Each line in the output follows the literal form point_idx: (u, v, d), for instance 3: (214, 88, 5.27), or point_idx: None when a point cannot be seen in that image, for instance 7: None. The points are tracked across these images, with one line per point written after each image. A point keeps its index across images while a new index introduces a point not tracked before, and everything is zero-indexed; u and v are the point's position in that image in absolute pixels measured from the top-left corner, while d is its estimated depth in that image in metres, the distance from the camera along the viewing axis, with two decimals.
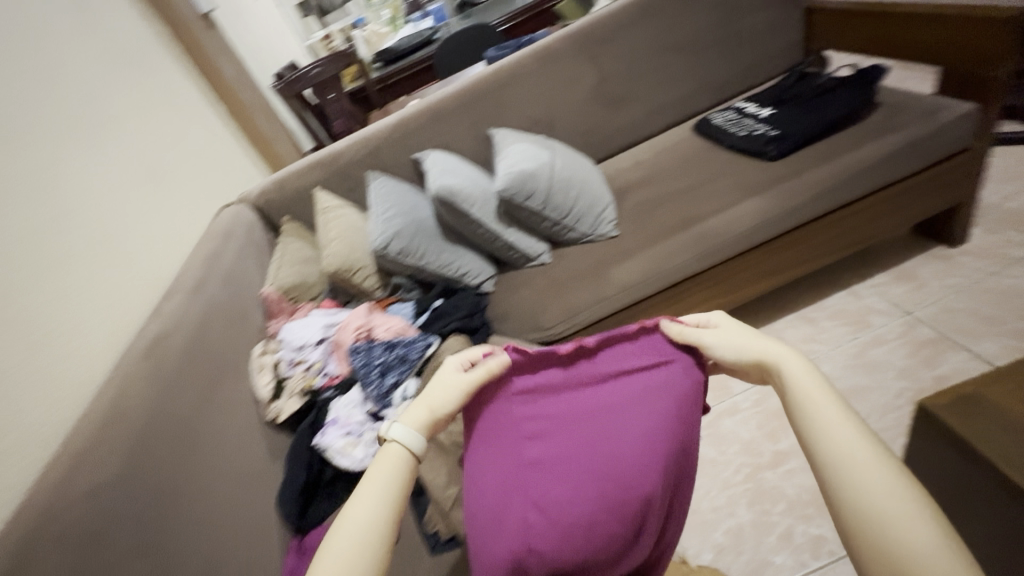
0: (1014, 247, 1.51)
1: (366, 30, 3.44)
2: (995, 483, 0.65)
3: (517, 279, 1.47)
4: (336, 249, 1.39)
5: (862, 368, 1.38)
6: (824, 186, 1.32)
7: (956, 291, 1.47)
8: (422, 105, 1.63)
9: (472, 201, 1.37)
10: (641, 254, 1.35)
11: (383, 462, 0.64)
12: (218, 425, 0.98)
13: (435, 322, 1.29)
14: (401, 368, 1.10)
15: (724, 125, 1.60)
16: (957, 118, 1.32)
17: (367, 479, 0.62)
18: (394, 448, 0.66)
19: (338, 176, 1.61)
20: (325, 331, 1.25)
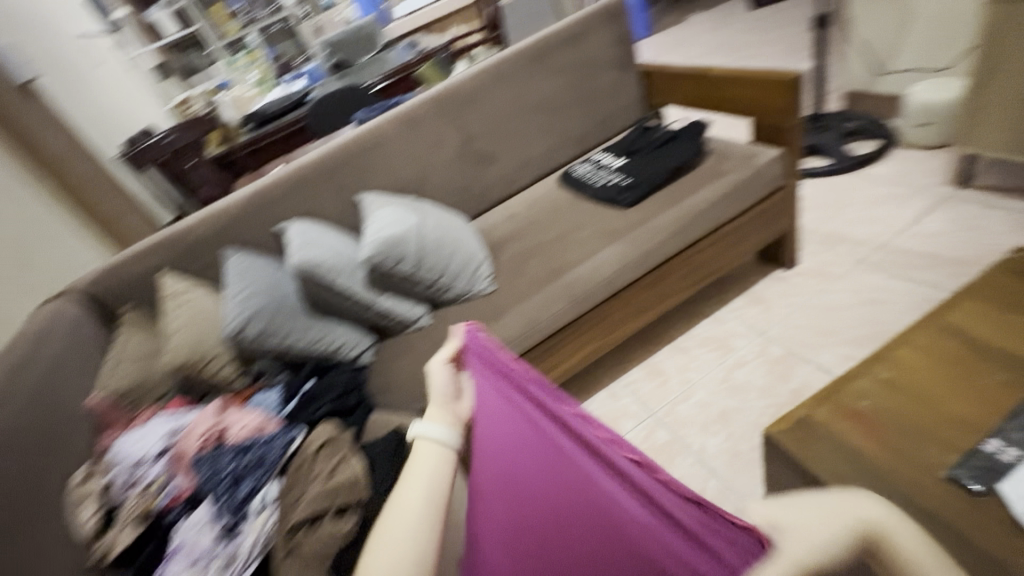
0: (834, 264, 1.74)
1: (231, 93, 3.27)
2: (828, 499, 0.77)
3: (397, 347, 1.41)
4: (181, 340, 1.25)
5: (730, 391, 1.49)
6: (672, 229, 1.44)
7: (797, 309, 1.66)
8: (281, 173, 1.55)
9: (337, 273, 1.31)
10: (518, 308, 1.36)
11: (420, 457, 0.64)
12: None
13: (304, 408, 1.18)
14: (258, 472, 0.98)
15: (585, 176, 1.71)
16: (769, 161, 1.52)
17: (408, 471, 0.62)
18: (424, 444, 0.65)
19: (188, 256, 1.45)
20: (168, 439, 1.06)
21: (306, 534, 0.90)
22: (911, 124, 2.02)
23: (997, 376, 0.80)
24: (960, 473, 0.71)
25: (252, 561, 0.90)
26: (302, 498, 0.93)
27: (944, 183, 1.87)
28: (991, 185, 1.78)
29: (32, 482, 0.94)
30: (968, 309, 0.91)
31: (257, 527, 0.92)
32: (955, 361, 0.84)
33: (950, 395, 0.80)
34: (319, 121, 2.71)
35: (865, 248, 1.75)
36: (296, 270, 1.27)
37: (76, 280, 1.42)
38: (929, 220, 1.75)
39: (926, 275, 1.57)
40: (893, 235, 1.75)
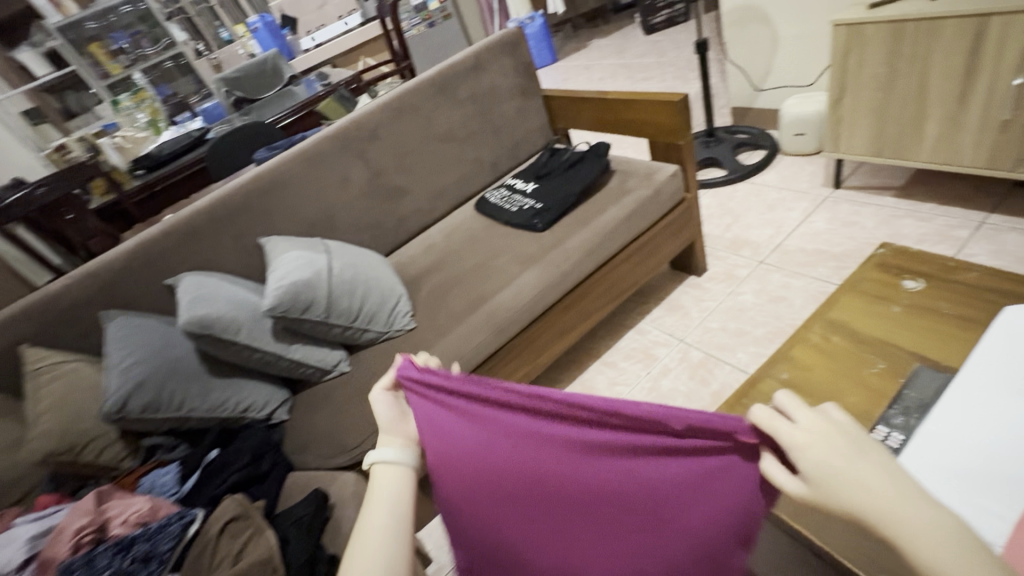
0: (739, 268, 1.86)
1: (116, 136, 2.99)
2: None
3: (314, 399, 1.31)
4: (48, 424, 1.08)
5: (658, 400, 1.53)
6: (586, 248, 1.47)
7: (711, 313, 1.74)
8: (167, 223, 1.42)
9: (236, 327, 1.20)
10: (440, 343, 1.32)
11: (378, 483, 0.62)
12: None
13: (206, 484, 1.06)
14: (146, 570, 0.83)
15: (498, 203, 1.72)
16: (668, 177, 1.61)
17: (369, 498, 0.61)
18: (380, 468, 0.64)
19: (58, 323, 1.28)
20: (31, 545, 0.90)
21: None
22: (790, 134, 2.23)
23: (878, 366, 0.87)
24: None
25: None
26: None
27: (823, 186, 2.06)
28: (860, 184, 1.99)
29: None
30: (849, 305, 0.98)
31: None
32: (843, 355, 0.90)
33: (842, 388, 0.85)
34: (220, 161, 2.55)
35: (764, 250, 1.88)
36: (186, 329, 1.15)
37: None
38: (814, 220, 1.92)
39: (817, 270, 1.71)
40: (785, 235, 1.90)
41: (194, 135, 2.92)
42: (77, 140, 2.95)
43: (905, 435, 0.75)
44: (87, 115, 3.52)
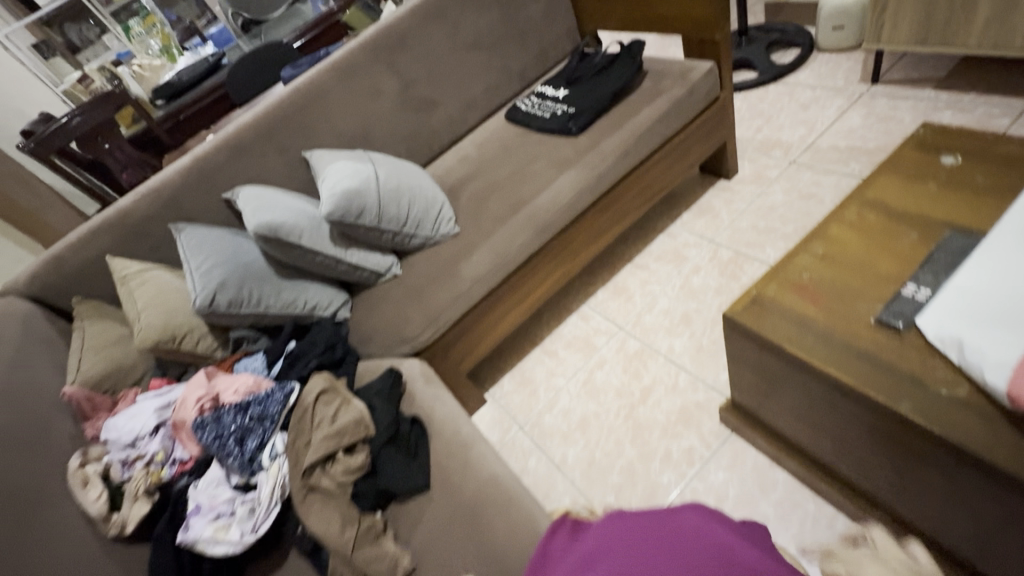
0: (770, 169, 1.87)
1: (133, 65, 2.97)
2: (784, 356, 0.89)
3: (372, 299, 1.41)
4: (150, 319, 1.21)
5: (689, 296, 1.62)
6: (621, 150, 1.50)
7: (741, 213, 1.78)
8: (217, 139, 1.47)
9: (299, 232, 1.29)
10: (486, 243, 1.40)
11: None
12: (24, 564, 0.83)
13: (292, 367, 1.21)
14: (262, 428, 1.00)
15: (530, 110, 1.72)
16: (703, 75, 1.59)
17: None
18: None
19: (133, 237, 1.39)
20: (161, 414, 1.09)
21: (324, 471, 0.96)
22: (827, 28, 2.13)
23: (911, 236, 0.92)
24: (885, 315, 0.83)
25: (272, 508, 0.93)
26: (310, 443, 0.97)
27: (860, 82, 2.00)
28: (899, 78, 1.93)
29: (25, 476, 0.93)
30: (886, 184, 1.03)
31: (272, 476, 0.95)
32: (876, 229, 0.96)
33: (875, 257, 0.92)
34: (242, 85, 2.53)
35: (796, 150, 1.88)
36: (255, 234, 1.25)
37: (11, 281, 1.33)
38: (849, 117, 1.89)
39: (850, 166, 1.72)
40: (818, 134, 1.89)
41: (209, 61, 2.85)
42: (97, 69, 2.95)
43: (932, 290, 0.83)
44: (95, 46, 3.14)
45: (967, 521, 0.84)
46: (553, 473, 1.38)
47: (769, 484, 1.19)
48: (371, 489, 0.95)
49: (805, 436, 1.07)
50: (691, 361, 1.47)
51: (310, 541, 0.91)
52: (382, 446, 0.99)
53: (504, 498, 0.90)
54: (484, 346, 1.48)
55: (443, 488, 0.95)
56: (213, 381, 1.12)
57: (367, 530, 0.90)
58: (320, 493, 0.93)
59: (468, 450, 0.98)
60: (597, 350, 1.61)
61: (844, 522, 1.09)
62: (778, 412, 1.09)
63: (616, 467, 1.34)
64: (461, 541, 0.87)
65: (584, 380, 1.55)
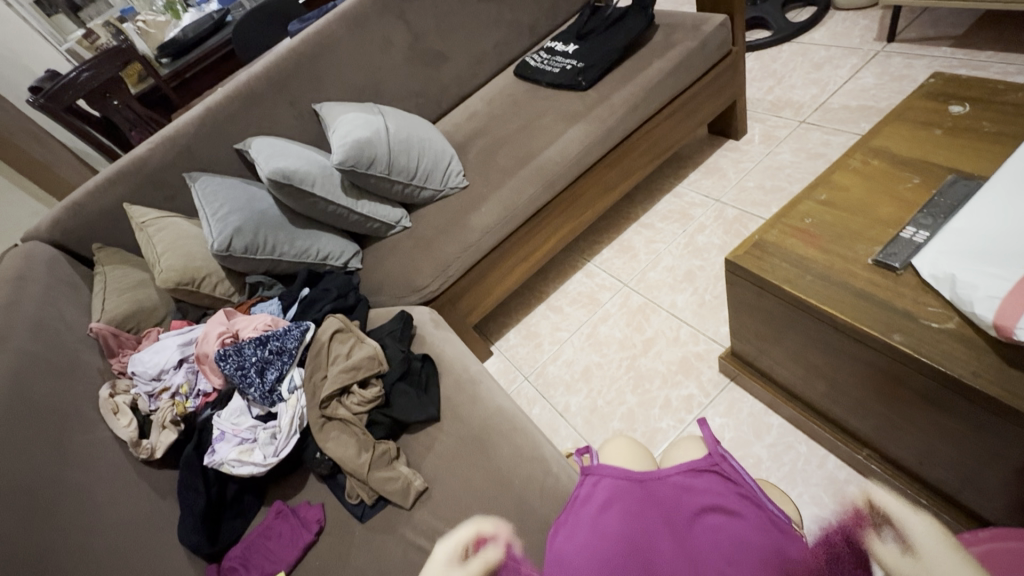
0: (779, 129, 1.86)
1: (138, 21, 2.94)
2: (784, 298, 0.92)
3: (382, 250, 1.45)
4: (170, 262, 1.26)
5: (693, 253, 1.64)
6: (629, 105, 1.50)
7: (748, 173, 1.78)
8: (228, 89, 1.49)
9: (311, 181, 1.32)
10: (494, 196, 1.42)
11: None
12: (65, 477, 0.89)
13: (307, 311, 1.26)
14: (281, 361, 1.05)
15: (539, 65, 1.71)
16: (715, 28, 1.57)
17: None
18: None
19: (149, 185, 1.41)
20: (183, 350, 1.15)
21: (340, 402, 1.01)
22: None
23: (913, 182, 0.94)
24: (882, 256, 0.86)
25: (292, 436, 0.98)
26: (327, 377, 1.03)
27: (875, 41, 1.97)
28: (916, 37, 1.89)
29: (60, 400, 0.99)
30: (893, 133, 1.04)
31: (291, 406, 1.01)
32: (880, 176, 0.98)
33: (877, 203, 0.94)
34: (248, 41, 2.50)
35: (806, 110, 1.87)
36: (269, 181, 1.28)
37: (33, 226, 1.36)
38: (862, 76, 1.86)
39: (861, 125, 1.71)
40: (830, 94, 1.87)
41: (214, 17, 2.80)
42: (102, 25, 2.93)
43: (930, 232, 0.85)
44: (97, 5, 3.14)
45: (949, 453, 0.88)
46: (556, 419, 1.44)
47: (764, 428, 1.24)
48: (385, 420, 1.00)
49: (800, 380, 1.11)
50: (693, 315, 1.50)
51: (329, 465, 0.97)
52: (395, 382, 1.04)
53: (510, 427, 0.95)
54: (491, 297, 1.52)
55: (452, 418, 1.00)
56: (232, 320, 1.18)
57: (381, 455, 0.95)
58: (337, 422, 0.99)
59: (477, 385, 1.03)
60: (601, 305, 1.64)
61: (834, 462, 1.14)
62: (776, 358, 1.13)
63: (617, 413, 1.39)
64: (470, 465, 0.92)
65: (588, 333, 1.59)
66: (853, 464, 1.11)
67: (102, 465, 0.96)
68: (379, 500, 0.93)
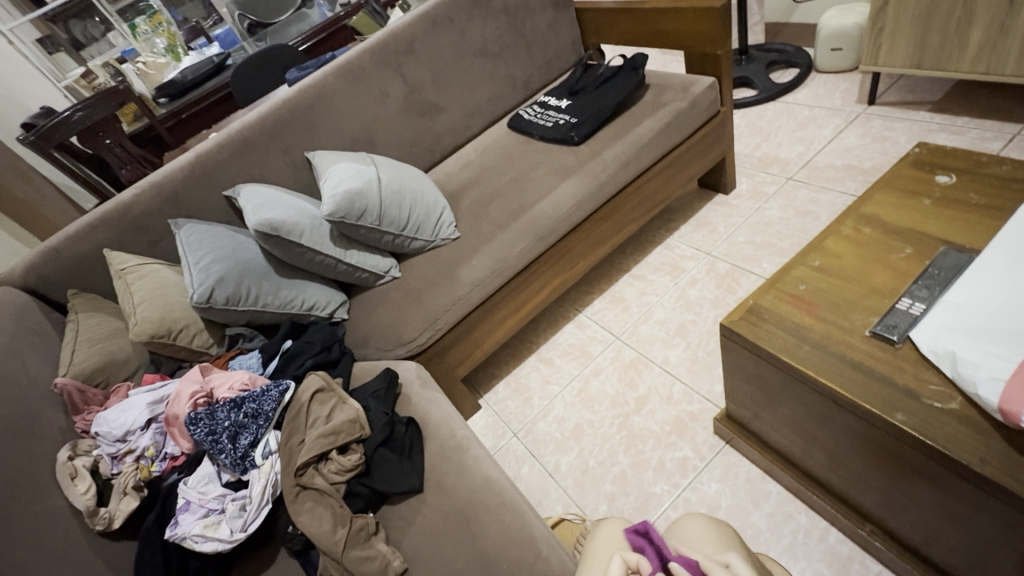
0: (767, 184, 1.90)
1: (138, 61, 2.96)
2: (780, 367, 0.90)
3: (369, 301, 1.41)
4: (147, 312, 1.21)
5: (685, 307, 1.63)
6: (621, 161, 1.52)
7: (738, 228, 1.80)
8: (221, 136, 1.48)
9: (300, 231, 1.30)
10: (486, 249, 1.40)
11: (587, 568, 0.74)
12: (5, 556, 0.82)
13: (288, 366, 1.21)
14: (256, 425, 1.00)
15: (533, 119, 1.74)
16: (704, 90, 1.62)
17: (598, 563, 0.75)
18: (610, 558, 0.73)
19: (133, 230, 1.38)
20: (153, 408, 1.09)
21: (317, 469, 0.96)
22: (826, 50, 2.18)
23: (905, 251, 0.94)
24: (880, 328, 0.85)
25: (262, 507, 0.92)
26: (304, 442, 0.98)
27: (857, 102, 2.04)
28: (896, 100, 1.97)
29: (13, 465, 0.92)
30: (881, 201, 1.05)
31: (264, 474, 0.95)
32: (871, 243, 0.98)
33: (872, 271, 0.93)
34: (247, 85, 2.54)
35: (793, 167, 1.91)
36: (255, 232, 1.25)
37: (7, 271, 1.32)
38: (846, 136, 1.92)
39: (846, 184, 1.75)
40: (815, 153, 1.92)
41: (214, 61, 2.87)
42: (101, 66, 2.97)
43: (927, 304, 0.84)
44: (99, 44, 3.09)
45: (957, 537, 0.84)
46: (546, 480, 1.37)
47: (762, 496, 1.19)
48: (364, 490, 0.94)
49: (800, 449, 1.07)
50: (687, 372, 1.47)
51: (300, 541, 0.91)
52: (376, 447, 0.98)
53: (498, 501, 0.89)
54: (480, 350, 1.48)
55: (437, 489, 0.94)
56: (207, 377, 1.14)
57: (358, 530, 0.88)
58: (312, 492, 0.93)
59: (463, 452, 0.98)
60: (592, 358, 1.61)
61: (836, 536, 1.09)
62: (772, 424, 1.10)
63: (609, 476, 1.33)
64: (453, 544, 0.86)
65: (579, 388, 1.54)
66: (856, 539, 1.05)
67: (52, 540, 0.88)
68: None
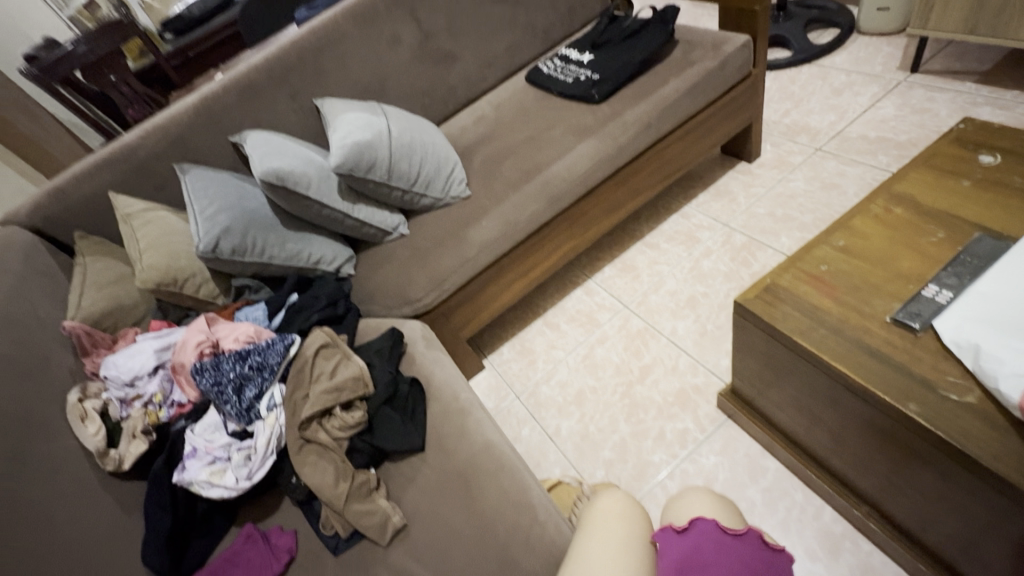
0: (794, 155, 1.81)
1: None
2: (793, 349, 0.88)
3: (376, 257, 1.39)
4: (153, 260, 1.21)
5: (697, 278, 1.60)
6: (642, 123, 1.45)
7: (759, 199, 1.73)
8: (227, 78, 1.42)
9: (307, 182, 1.26)
10: (496, 209, 1.36)
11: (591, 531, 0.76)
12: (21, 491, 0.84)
13: (293, 320, 1.20)
14: (261, 377, 1.01)
15: (553, 73, 1.65)
16: (736, 49, 1.52)
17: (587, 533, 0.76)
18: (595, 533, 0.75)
19: (139, 173, 1.36)
20: (160, 356, 1.11)
21: (321, 424, 0.97)
22: (871, 9, 2.04)
23: (937, 235, 0.89)
24: (902, 315, 0.82)
25: (267, 457, 0.93)
26: (308, 396, 0.99)
27: (898, 69, 1.92)
28: (940, 69, 1.84)
29: (22, 405, 0.94)
30: (916, 179, 0.99)
31: (269, 426, 0.96)
32: (902, 225, 0.93)
33: (898, 254, 0.89)
34: (255, 24, 2.44)
35: (823, 136, 1.82)
36: (262, 181, 1.22)
37: (13, 210, 1.30)
38: (882, 106, 1.82)
39: (877, 158, 1.66)
40: (848, 123, 1.82)
41: None
42: None
43: (954, 293, 0.81)
44: None
45: (953, 523, 0.84)
46: (545, 443, 1.39)
47: (760, 471, 1.20)
48: (366, 447, 0.96)
49: (803, 429, 1.07)
50: (693, 345, 1.46)
51: (303, 492, 0.93)
52: (380, 405, 0.99)
53: (498, 465, 0.90)
54: (486, 313, 1.46)
55: (438, 450, 0.95)
56: (213, 327, 1.14)
57: (360, 486, 0.90)
58: (316, 446, 0.95)
59: (465, 416, 0.98)
60: (599, 325, 1.59)
61: (830, 514, 1.10)
62: (777, 402, 1.09)
63: (608, 442, 1.34)
64: (452, 503, 0.88)
65: (584, 355, 1.54)
66: (850, 518, 1.07)
67: (64, 477, 0.91)
68: (354, 534, 0.89)
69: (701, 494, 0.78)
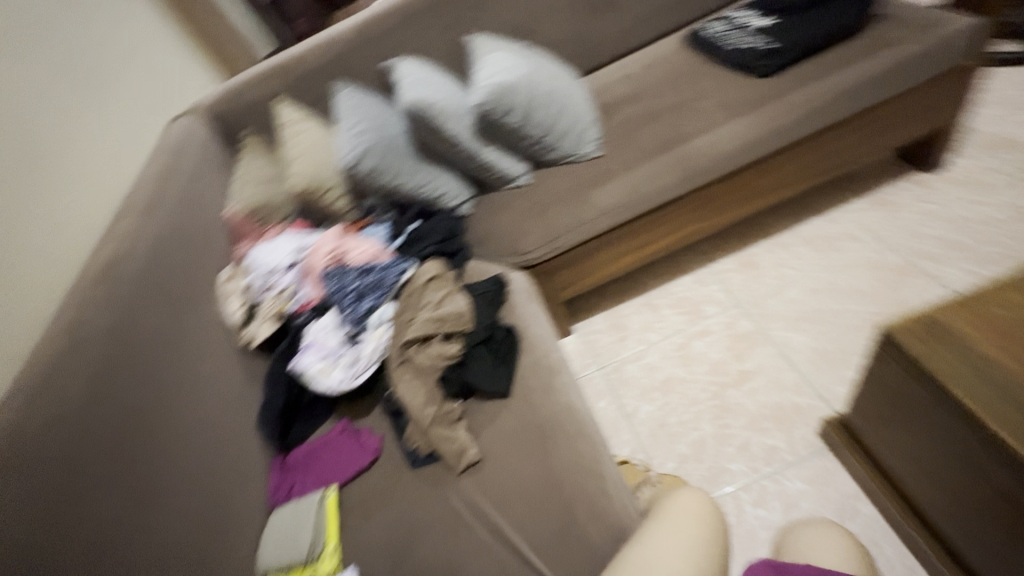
0: (988, 176, 1.53)
1: None
2: (940, 395, 0.76)
3: (495, 202, 1.40)
4: (301, 167, 1.34)
5: (828, 292, 1.43)
6: (809, 107, 1.28)
7: (929, 219, 1.49)
8: (390, 3, 1.47)
9: (446, 116, 1.27)
10: (624, 176, 1.30)
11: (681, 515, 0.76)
12: (189, 339, 0.98)
13: (411, 246, 1.27)
14: (376, 293, 1.10)
15: (717, 36, 1.48)
16: (954, 34, 1.27)
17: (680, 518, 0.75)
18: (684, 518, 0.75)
19: (301, 85, 1.47)
20: (295, 255, 1.22)
21: (419, 349, 1.02)
22: None
23: None
24: None
25: (370, 365, 1.03)
26: (414, 320, 1.05)
27: None
28: None
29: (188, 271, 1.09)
30: None
31: (376, 338, 1.04)
32: None
33: None
34: None
35: None
36: (406, 108, 1.25)
37: (198, 102, 1.49)
38: None
39: None
40: None
41: None
42: None
43: None
44: None
45: None
46: (620, 420, 1.38)
47: (849, 512, 1.11)
48: (456, 380, 1.01)
49: (918, 483, 0.95)
50: (805, 361, 1.33)
51: (394, 405, 1.00)
52: (475, 344, 1.03)
53: (577, 430, 0.91)
54: (590, 279, 1.44)
55: (521, 400, 0.98)
56: (343, 238, 1.24)
57: (444, 413, 0.95)
58: (412, 367, 1.00)
59: (553, 374, 1.00)
60: (703, 318, 1.50)
61: None
62: (893, 445, 0.97)
63: (686, 437, 1.29)
64: (526, 455, 0.91)
65: (680, 344, 1.47)
66: None
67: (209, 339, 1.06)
68: (431, 454, 0.95)
69: (825, 529, 0.72)
